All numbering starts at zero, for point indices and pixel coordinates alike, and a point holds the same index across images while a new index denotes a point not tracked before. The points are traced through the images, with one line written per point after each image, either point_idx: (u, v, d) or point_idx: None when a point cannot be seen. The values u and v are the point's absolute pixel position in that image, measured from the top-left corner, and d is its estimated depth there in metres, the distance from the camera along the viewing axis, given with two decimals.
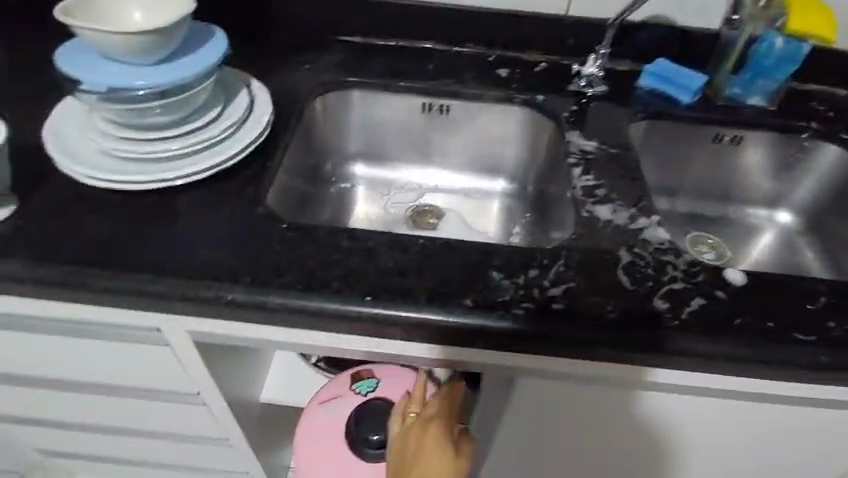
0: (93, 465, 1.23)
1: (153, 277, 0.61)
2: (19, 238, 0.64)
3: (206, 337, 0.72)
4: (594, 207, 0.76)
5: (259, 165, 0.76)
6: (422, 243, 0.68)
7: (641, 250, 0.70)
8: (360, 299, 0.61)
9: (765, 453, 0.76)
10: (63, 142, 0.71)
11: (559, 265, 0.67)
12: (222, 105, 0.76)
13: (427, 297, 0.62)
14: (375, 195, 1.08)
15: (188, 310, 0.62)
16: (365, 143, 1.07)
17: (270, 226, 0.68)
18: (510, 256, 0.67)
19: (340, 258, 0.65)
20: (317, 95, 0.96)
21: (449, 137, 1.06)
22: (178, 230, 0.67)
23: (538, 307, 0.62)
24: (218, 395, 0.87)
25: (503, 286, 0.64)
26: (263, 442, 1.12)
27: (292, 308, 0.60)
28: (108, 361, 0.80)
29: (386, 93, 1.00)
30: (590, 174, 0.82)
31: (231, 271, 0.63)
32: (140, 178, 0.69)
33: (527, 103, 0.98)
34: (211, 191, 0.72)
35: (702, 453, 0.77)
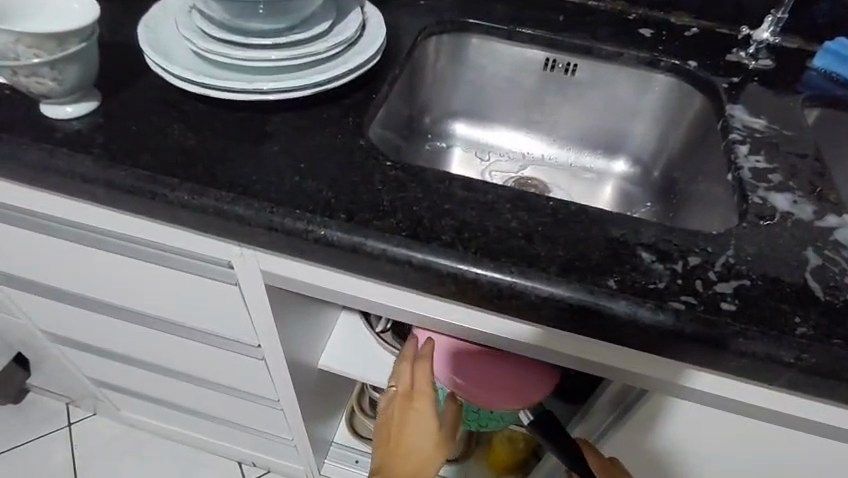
0: (142, 401, 1.20)
1: (236, 199, 0.53)
2: (100, 136, 0.57)
3: (280, 282, 0.62)
4: (769, 193, 0.60)
5: (364, 95, 0.66)
6: (553, 205, 0.55)
7: (833, 255, 0.54)
8: (476, 258, 0.49)
9: None
10: (159, 39, 0.64)
11: (728, 256, 0.52)
12: (333, 19, 0.66)
13: (558, 268, 0.49)
14: (473, 160, 0.96)
15: (271, 243, 0.53)
16: (471, 99, 0.95)
17: (373, 161, 0.58)
18: (663, 235, 0.53)
19: (453, 208, 0.54)
20: (430, 34, 0.85)
21: (569, 103, 0.92)
22: (268, 152, 0.58)
23: (704, 304, 0.48)
24: (280, 352, 0.78)
25: (656, 271, 0.50)
26: (313, 410, 1.04)
27: (393, 257, 0.50)
28: (173, 295, 0.73)
29: (506, 42, 0.88)
30: (760, 154, 0.66)
31: (324, 205, 0.53)
32: (235, 85, 0.60)
33: (673, 70, 0.83)
34: (311, 115, 0.62)
35: None
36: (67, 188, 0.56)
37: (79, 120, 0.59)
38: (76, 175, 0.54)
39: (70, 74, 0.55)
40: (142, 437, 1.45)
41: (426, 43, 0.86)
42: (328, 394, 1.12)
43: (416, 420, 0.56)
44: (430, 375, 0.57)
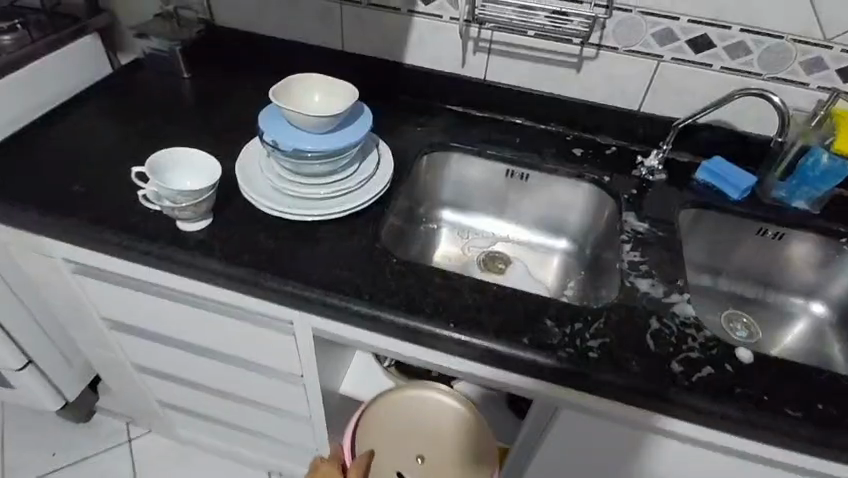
0: (198, 419, 1.52)
1: (302, 285, 0.87)
2: (217, 243, 0.93)
3: (323, 334, 0.96)
4: (636, 279, 0.94)
5: (379, 209, 1.01)
6: (495, 288, 0.89)
7: (669, 321, 0.87)
8: (445, 324, 0.83)
9: None
10: (250, 178, 1.00)
11: (599, 323, 0.86)
12: (359, 163, 1.02)
13: (494, 330, 0.83)
14: (456, 238, 1.31)
15: (322, 312, 0.87)
16: (454, 194, 1.31)
17: (385, 259, 0.93)
18: (562, 308, 0.87)
19: (433, 290, 0.88)
20: (424, 153, 1.21)
21: (525, 199, 1.28)
22: (319, 253, 0.93)
23: (579, 353, 0.81)
24: (316, 380, 1.11)
25: (553, 332, 0.84)
26: (336, 425, 1.36)
27: (397, 323, 0.84)
28: (246, 340, 1.07)
29: (478, 157, 1.23)
30: (638, 250, 1.00)
31: (356, 289, 0.87)
32: (298, 211, 0.95)
33: (594, 181, 1.18)
34: (346, 225, 0.97)
35: None
36: (198, 276, 0.91)
37: (202, 231, 0.94)
38: (204, 268, 0.90)
39: (202, 207, 0.90)
40: (189, 451, 1.77)
41: (422, 159, 1.22)
42: (348, 414, 1.44)
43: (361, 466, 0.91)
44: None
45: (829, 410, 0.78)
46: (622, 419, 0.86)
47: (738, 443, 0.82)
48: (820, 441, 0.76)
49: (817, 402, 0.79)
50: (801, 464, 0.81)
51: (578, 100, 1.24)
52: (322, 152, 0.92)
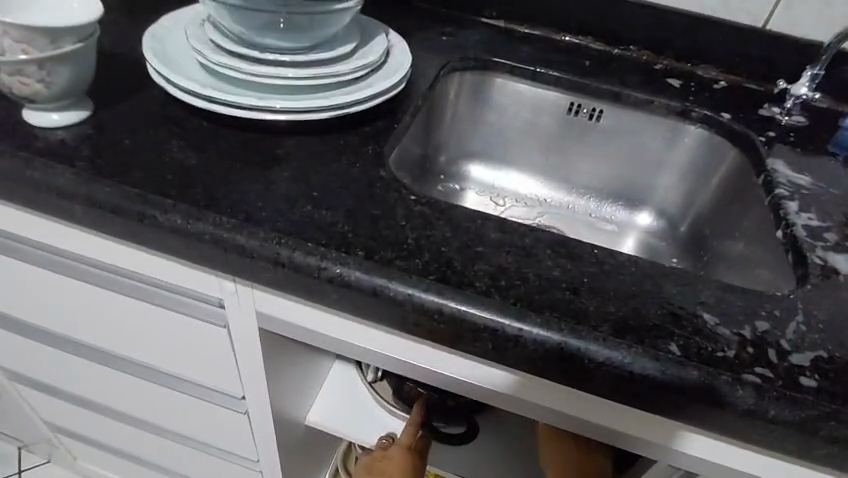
0: (98, 452, 1.05)
1: (237, 226, 0.45)
2: (89, 149, 0.51)
3: (277, 325, 0.54)
4: (828, 254, 0.55)
5: (385, 124, 0.60)
6: (597, 254, 0.49)
7: None
8: (516, 312, 0.42)
9: None
10: (162, 49, 0.57)
11: (798, 323, 0.46)
12: (357, 41, 0.61)
13: (611, 327, 0.42)
14: (487, 204, 0.90)
15: (272, 279, 0.45)
16: (489, 142, 0.90)
17: (395, 193, 0.51)
18: (726, 295, 0.47)
19: (486, 251, 0.47)
20: (452, 70, 0.81)
21: (592, 151, 0.87)
22: (277, 178, 0.51)
23: (782, 379, 0.41)
24: (270, 405, 0.67)
25: (722, 336, 0.43)
26: (298, 471, 0.91)
27: (419, 305, 0.42)
28: (145, 336, 0.62)
29: (531, 83, 0.84)
30: (811, 212, 0.60)
31: (342, 239, 0.46)
32: (247, 101, 0.54)
33: (705, 121, 0.79)
34: (330, 141, 0.57)
35: None
36: (46, 205, 0.49)
37: (66, 130, 0.52)
38: (55, 190, 0.47)
39: (62, 77, 0.49)
40: None
41: (448, 78, 0.81)
42: (317, 458, 0.99)
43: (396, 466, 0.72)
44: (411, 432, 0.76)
45: None
46: None
47: None
48: None
49: None
50: None
51: (679, 10, 0.85)
52: None
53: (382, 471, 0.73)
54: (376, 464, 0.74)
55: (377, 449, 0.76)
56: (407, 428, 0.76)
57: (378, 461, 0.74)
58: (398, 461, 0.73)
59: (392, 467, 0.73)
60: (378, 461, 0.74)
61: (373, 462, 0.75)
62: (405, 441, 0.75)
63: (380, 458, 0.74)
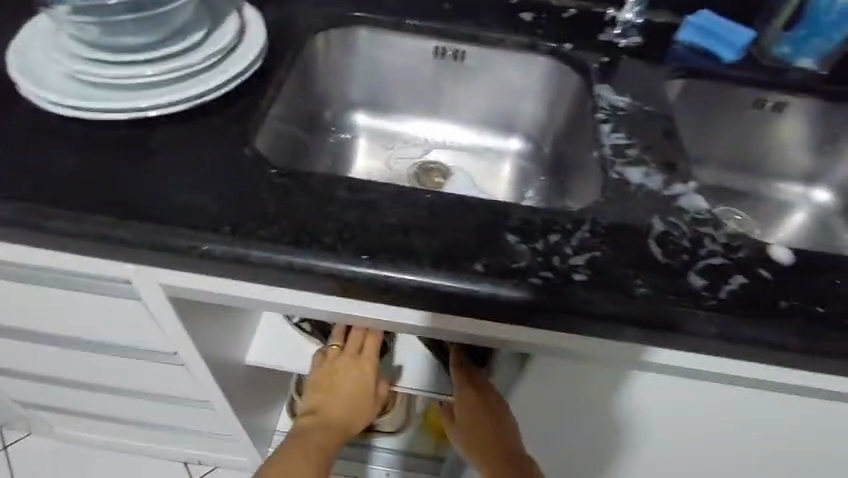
0: (72, 416, 1.17)
1: (118, 221, 0.54)
2: None
3: (180, 292, 0.64)
4: (625, 168, 0.67)
5: (249, 102, 0.68)
6: (429, 198, 0.59)
7: (676, 219, 0.62)
8: (354, 257, 0.53)
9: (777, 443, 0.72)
10: (27, 65, 0.62)
11: (583, 231, 0.59)
12: (206, 26, 0.66)
13: (432, 259, 0.54)
14: (377, 148, 0.99)
15: (156, 260, 0.55)
16: (370, 90, 0.97)
17: (257, 169, 0.60)
18: (530, 217, 0.59)
19: (336, 210, 0.57)
20: (318, 30, 0.86)
21: (462, 88, 0.96)
22: (149, 171, 0.59)
23: (559, 277, 0.55)
24: (198, 355, 0.79)
25: (520, 251, 0.56)
26: (248, 403, 1.05)
27: (277, 264, 0.53)
28: (75, 315, 0.72)
29: (397, 33, 0.90)
30: (621, 131, 0.73)
31: (210, 218, 0.55)
32: (114, 105, 0.61)
33: (552, 52, 0.88)
34: (197, 127, 0.64)
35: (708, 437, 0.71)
36: None
37: None
38: None
39: None
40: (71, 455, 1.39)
41: (315, 39, 0.86)
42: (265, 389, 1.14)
43: (345, 372, 0.79)
44: (357, 341, 0.80)
45: None
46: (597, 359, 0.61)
47: (774, 376, 0.59)
48: None
49: None
50: None
51: None
52: None
53: (332, 381, 0.78)
54: (326, 376, 0.79)
55: (325, 361, 0.80)
56: (353, 340, 0.80)
57: (327, 373, 0.79)
58: (346, 370, 0.79)
59: (343, 376, 0.79)
60: (326, 376, 0.79)
61: (322, 375, 0.79)
62: (350, 350, 0.80)
63: (329, 371, 0.79)
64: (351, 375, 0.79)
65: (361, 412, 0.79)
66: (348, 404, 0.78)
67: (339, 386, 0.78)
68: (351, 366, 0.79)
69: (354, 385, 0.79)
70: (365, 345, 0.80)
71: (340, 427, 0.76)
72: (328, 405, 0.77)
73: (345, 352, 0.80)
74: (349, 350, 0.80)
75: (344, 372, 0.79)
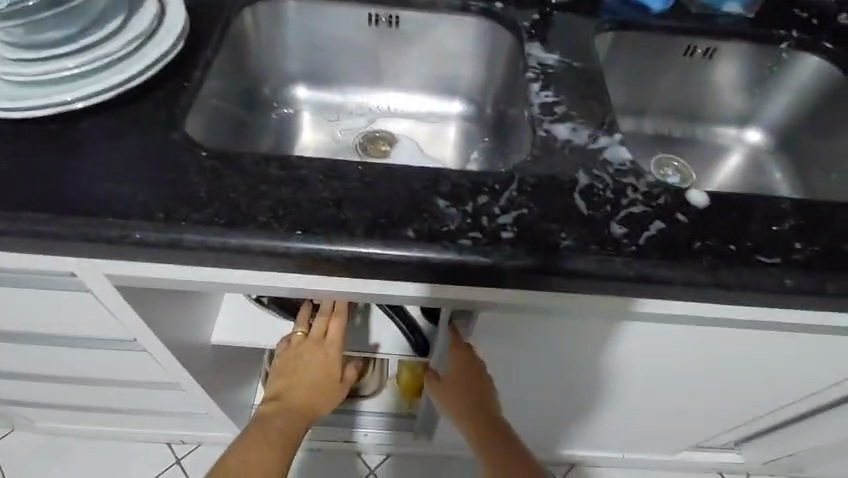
0: (48, 409, 1.19)
1: (48, 217, 0.54)
2: None
3: (127, 281, 0.65)
4: (552, 125, 0.69)
5: (175, 84, 0.67)
6: (360, 170, 0.61)
7: (600, 172, 0.65)
8: (288, 234, 0.55)
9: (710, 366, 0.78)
10: None
11: (511, 191, 0.62)
12: (123, 12, 0.66)
13: (365, 229, 0.56)
14: (322, 121, 0.99)
15: (92, 252, 0.55)
16: (309, 62, 0.97)
17: (188, 154, 0.61)
18: (459, 181, 0.61)
19: (269, 189, 0.59)
20: (246, 4, 0.84)
21: (400, 54, 0.96)
22: (77, 164, 0.59)
23: (487, 237, 0.57)
24: (158, 341, 0.81)
25: (450, 215, 0.58)
26: (220, 382, 1.08)
27: (212, 246, 0.54)
28: (29, 312, 0.73)
29: (328, 2, 0.89)
30: (550, 89, 0.75)
31: (142, 206, 0.56)
32: (34, 100, 0.60)
33: (484, 13, 0.89)
34: (123, 115, 0.63)
35: (642, 362, 0.79)
36: None
37: None
38: None
39: None
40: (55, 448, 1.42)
41: (243, 15, 0.85)
42: (237, 366, 1.17)
43: (308, 356, 0.79)
44: (320, 326, 0.80)
45: (810, 250, 0.60)
46: (533, 307, 0.65)
47: (695, 311, 0.63)
48: (806, 291, 0.58)
49: (795, 241, 0.61)
50: (773, 321, 0.64)
51: None
52: None
53: (295, 366, 0.79)
54: (290, 361, 0.80)
55: (289, 348, 0.81)
56: (316, 325, 0.80)
57: (290, 360, 0.80)
58: (310, 355, 0.79)
59: (306, 361, 0.79)
60: (289, 362, 0.80)
61: (286, 361, 0.80)
62: (313, 333, 0.81)
63: (293, 357, 0.80)
64: (314, 359, 0.79)
65: (326, 395, 0.80)
66: (312, 388, 0.79)
67: (302, 371, 0.79)
68: (314, 350, 0.80)
69: (318, 368, 0.79)
70: (329, 329, 0.80)
71: (302, 410, 0.77)
72: (290, 389, 0.78)
73: (308, 338, 0.80)
74: (312, 334, 0.80)
75: (307, 356, 0.79)
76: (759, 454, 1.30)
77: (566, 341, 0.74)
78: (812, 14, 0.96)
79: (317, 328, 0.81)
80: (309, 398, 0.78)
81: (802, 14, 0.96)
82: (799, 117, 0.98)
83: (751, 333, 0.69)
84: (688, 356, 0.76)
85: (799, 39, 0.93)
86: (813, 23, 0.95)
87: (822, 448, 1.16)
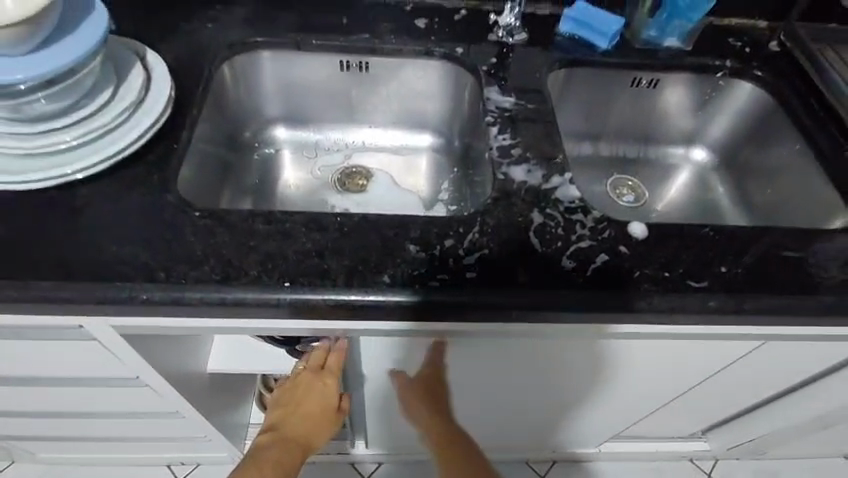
0: (51, 441, 1.24)
1: (59, 283, 0.60)
2: None
3: (131, 329, 0.71)
4: (510, 168, 0.78)
5: (165, 147, 0.74)
6: (339, 221, 0.68)
7: (552, 211, 0.73)
8: (277, 285, 0.62)
9: (663, 372, 0.87)
10: None
11: (474, 233, 0.69)
12: (112, 84, 0.72)
13: (345, 277, 0.64)
14: (302, 159, 1.06)
15: (101, 311, 0.62)
16: (286, 105, 1.04)
17: (181, 215, 0.67)
18: (427, 227, 0.69)
19: (257, 243, 0.66)
20: (224, 59, 0.91)
21: (371, 94, 1.03)
22: (80, 230, 0.65)
23: (453, 277, 0.65)
24: (159, 377, 0.87)
25: (420, 259, 0.66)
26: (217, 406, 1.14)
27: (210, 301, 0.61)
28: (38, 359, 0.79)
29: (300, 52, 0.96)
30: (507, 132, 0.83)
31: (144, 267, 0.62)
32: (39, 174, 0.66)
33: (446, 57, 0.96)
34: (119, 180, 0.70)
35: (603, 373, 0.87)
36: None
37: None
38: None
39: None
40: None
41: (222, 69, 0.91)
42: (232, 390, 1.24)
43: (306, 386, 0.84)
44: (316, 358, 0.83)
45: (734, 272, 0.69)
46: (498, 333, 0.73)
47: (640, 330, 0.72)
48: (730, 310, 0.67)
49: (721, 265, 0.70)
50: (708, 334, 0.73)
51: None
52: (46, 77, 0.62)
53: (295, 395, 0.85)
54: (291, 390, 0.86)
55: (291, 377, 0.86)
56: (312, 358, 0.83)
57: (291, 389, 0.86)
58: (308, 384, 0.84)
59: (305, 390, 0.84)
60: (291, 391, 0.86)
61: (288, 390, 0.86)
62: (310, 364, 0.84)
63: (293, 386, 0.86)
64: (312, 388, 0.84)
65: (324, 422, 0.85)
66: (311, 415, 0.85)
67: (301, 399, 0.85)
68: (312, 380, 0.84)
69: (315, 397, 0.85)
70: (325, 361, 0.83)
71: (301, 438, 0.84)
72: (290, 417, 0.85)
73: (307, 369, 0.84)
74: (311, 365, 0.84)
75: (306, 386, 0.84)
76: (723, 441, 1.41)
77: (532, 360, 0.83)
78: (745, 43, 1.06)
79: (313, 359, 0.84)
80: (307, 425, 0.85)
81: (736, 43, 1.05)
82: (738, 137, 1.08)
83: (692, 344, 0.78)
84: (643, 365, 0.85)
85: (733, 68, 1.02)
86: (746, 52, 1.04)
87: (778, 433, 1.27)
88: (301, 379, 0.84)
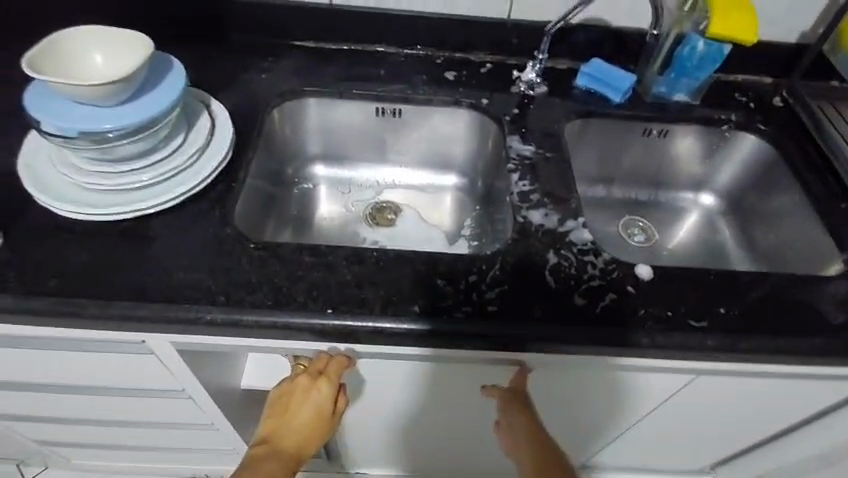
0: (88, 448, 1.31)
1: (135, 303, 0.70)
2: (13, 270, 0.72)
3: (187, 345, 0.80)
4: (529, 211, 0.86)
5: (225, 185, 0.84)
6: (376, 255, 0.77)
7: (567, 252, 0.81)
8: (322, 311, 0.71)
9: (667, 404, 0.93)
10: (42, 180, 0.78)
11: (495, 270, 0.77)
12: (184, 131, 0.83)
13: (380, 306, 0.72)
14: (337, 194, 1.16)
15: (168, 328, 0.71)
16: (325, 145, 1.14)
17: (239, 246, 0.77)
18: (454, 264, 0.77)
19: (304, 273, 0.74)
20: (275, 105, 1.02)
21: (403, 137, 1.13)
22: (153, 256, 0.75)
23: (476, 310, 0.73)
24: (203, 390, 0.96)
25: (447, 292, 0.74)
26: (247, 421, 1.22)
27: (263, 323, 0.70)
28: (99, 369, 0.88)
29: (341, 100, 1.06)
30: (526, 178, 0.91)
31: (207, 291, 0.71)
32: (118, 208, 0.76)
33: (473, 107, 1.06)
34: (186, 213, 0.80)
35: (611, 403, 0.94)
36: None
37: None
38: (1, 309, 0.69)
39: None
40: None
41: (272, 114, 1.02)
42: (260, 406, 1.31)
43: (303, 392, 0.78)
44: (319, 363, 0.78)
45: (731, 313, 0.76)
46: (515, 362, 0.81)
47: (645, 364, 0.78)
48: (728, 349, 0.74)
49: (720, 306, 0.77)
50: (708, 369, 0.80)
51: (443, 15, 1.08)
52: (130, 127, 0.72)
53: (291, 404, 0.79)
54: (287, 396, 0.79)
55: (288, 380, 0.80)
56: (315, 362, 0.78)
57: (287, 394, 0.79)
58: (306, 391, 0.78)
59: (302, 397, 0.78)
60: (285, 397, 0.80)
61: (283, 393, 0.80)
62: (311, 369, 0.79)
63: (289, 391, 0.79)
64: (310, 393, 0.78)
65: (319, 432, 0.79)
66: (305, 426, 0.78)
67: (297, 409, 0.78)
68: (311, 385, 0.78)
69: (311, 405, 0.78)
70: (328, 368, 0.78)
71: (293, 452, 0.77)
72: (281, 429, 0.77)
73: (306, 373, 0.79)
74: (313, 369, 0.79)
75: (304, 392, 0.79)
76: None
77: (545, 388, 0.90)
78: (750, 98, 1.14)
79: (315, 364, 0.79)
80: (299, 440, 0.77)
81: (742, 99, 1.13)
82: (743, 184, 1.15)
83: (694, 378, 0.85)
84: (649, 397, 0.91)
85: (739, 121, 1.10)
86: (750, 106, 1.12)
87: None
88: (300, 385, 0.79)
